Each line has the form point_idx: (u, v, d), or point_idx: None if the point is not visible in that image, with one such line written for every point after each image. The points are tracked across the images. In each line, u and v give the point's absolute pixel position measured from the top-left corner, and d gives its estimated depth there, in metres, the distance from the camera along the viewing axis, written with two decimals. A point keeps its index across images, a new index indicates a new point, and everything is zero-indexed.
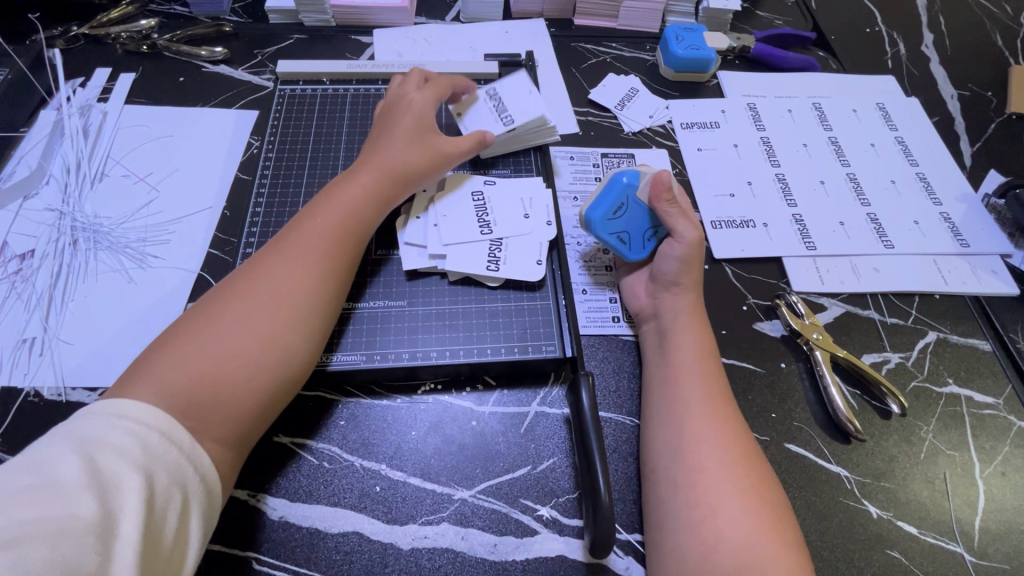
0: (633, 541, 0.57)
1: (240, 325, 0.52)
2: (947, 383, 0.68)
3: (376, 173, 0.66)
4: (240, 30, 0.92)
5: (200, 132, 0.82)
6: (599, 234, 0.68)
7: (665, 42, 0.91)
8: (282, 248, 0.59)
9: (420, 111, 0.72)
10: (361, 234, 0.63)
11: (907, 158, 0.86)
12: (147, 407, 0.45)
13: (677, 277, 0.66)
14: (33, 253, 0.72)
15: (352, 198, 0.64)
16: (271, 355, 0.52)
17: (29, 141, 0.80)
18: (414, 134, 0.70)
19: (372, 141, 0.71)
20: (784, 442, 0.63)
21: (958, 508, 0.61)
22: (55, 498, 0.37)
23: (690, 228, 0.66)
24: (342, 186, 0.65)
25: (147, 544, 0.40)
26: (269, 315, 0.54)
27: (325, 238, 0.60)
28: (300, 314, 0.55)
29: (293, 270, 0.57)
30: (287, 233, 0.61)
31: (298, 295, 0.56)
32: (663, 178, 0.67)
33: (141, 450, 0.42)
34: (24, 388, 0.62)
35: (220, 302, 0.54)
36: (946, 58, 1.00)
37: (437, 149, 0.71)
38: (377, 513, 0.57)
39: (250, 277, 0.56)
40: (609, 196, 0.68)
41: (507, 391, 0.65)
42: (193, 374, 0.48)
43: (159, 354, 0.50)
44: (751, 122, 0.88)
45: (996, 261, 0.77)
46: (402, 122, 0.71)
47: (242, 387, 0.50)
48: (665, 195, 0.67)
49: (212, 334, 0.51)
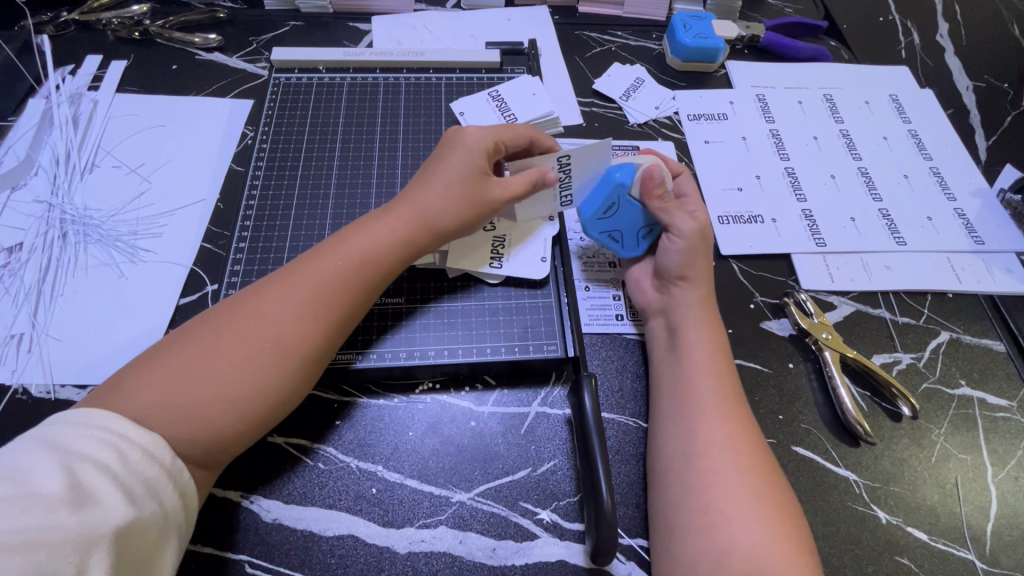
0: (636, 547, 0.56)
1: (235, 366, 0.49)
2: (960, 385, 0.66)
3: (406, 216, 0.60)
4: (235, 17, 0.90)
5: (193, 123, 0.80)
6: (592, 234, 0.67)
7: (672, 30, 0.89)
8: (293, 281, 0.54)
9: (476, 147, 0.63)
10: (377, 279, 0.58)
11: (921, 151, 0.84)
12: (123, 423, 0.43)
13: (683, 270, 0.63)
14: (21, 246, 0.70)
15: (371, 235, 0.58)
16: (262, 402, 0.50)
17: (17, 130, 0.78)
18: (461, 172, 0.61)
19: (418, 175, 0.64)
20: (792, 445, 0.61)
21: (970, 514, 0.59)
22: (31, 509, 0.37)
23: (688, 220, 0.64)
24: (366, 220, 0.60)
25: (120, 557, 0.39)
26: (266, 360, 0.50)
27: (336, 278, 0.55)
28: (297, 362, 0.52)
29: (300, 313, 0.53)
30: (303, 259, 0.57)
31: (300, 343, 0.52)
32: (654, 175, 0.63)
33: (119, 464, 0.41)
34: (11, 385, 0.60)
35: (217, 330, 0.51)
36: (961, 48, 0.97)
37: (488, 197, 0.61)
38: (374, 516, 0.56)
39: (253, 306, 0.53)
40: (599, 195, 0.64)
41: (507, 391, 0.63)
42: (178, 409, 0.46)
43: (147, 375, 0.48)
44: (759, 113, 0.86)
45: (1012, 259, 0.75)
46: (450, 159, 0.62)
47: (228, 428, 0.48)
48: (657, 190, 0.63)
49: (203, 371, 0.48)
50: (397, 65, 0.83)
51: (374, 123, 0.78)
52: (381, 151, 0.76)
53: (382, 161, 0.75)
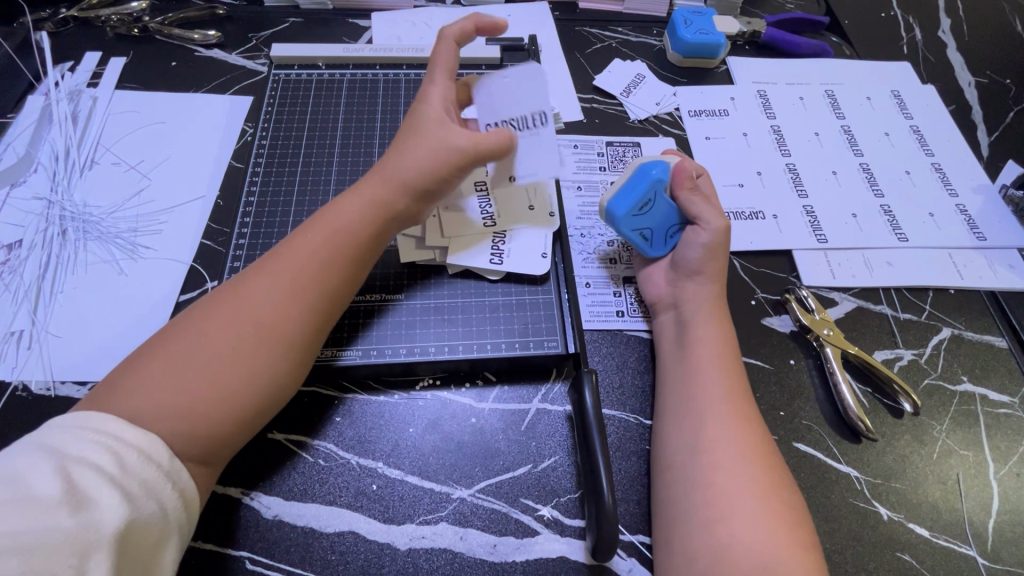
0: (637, 543, 0.56)
1: (224, 356, 0.49)
2: (962, 381, 0.66)
3: (382, 193, 0.59)
4: (235, 13, 0.90)
5: (193, 119, 0.79)
6: (624, 231, 0.65)
7: (673, 26, 0.89)
8: (274, 268, 0.54)
9: (432, 106, 0.61)
10: (356, 259, 0.57)
11: (923, 147, 0.83)
12: (119, 422, 0.43)
13: (701, 265, 0.63)
14: (21, 243, 0.70)
15: (349, 219, 0.58)
16: (254, 392, 0.50)
17: (16, 128, 0.78)
18: (422, 133, 0.60)
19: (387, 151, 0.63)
20: (793, 441, 0.61)
21: (972, 511, 0.59)
22: (28, 512, 0.37)
23: (716, 215, 0.64)
24: (343, 203, 0.59)
25: (121, 558, 0.39)
26: (254, 349, 0.50)
27: (318, 262, 0.55)
28: (286, 347, 0.52)
29: (284, 300, 0.52)
30: (283, 247, 0.56)
31: (284, 327, 0.52)
32: (684, 169, 0.66)
33: (116, 466, 0.41)
34: (11, 382, 0.60)
35: (202, 324, 0.51)
36: (964, 43, 0.97)
37: (448, 144, 0.58)
38: (374, 512, 0.56)
39: (235, 297, 0.52)
40: (635, 190, 0.65)
41: (507, 388, 0.63)
42: (173, 405, 0.46)
43: (138, 374, 0.47)
44: (760, 110, 0.86)
45: (1014, 256, 0.75)
46: (410, 125, 0.61)
47: (225, 419, 0.48)
48: (687, 183, 0.66)
49: (192, 364, 0.48)
50: (397, 61, 0.82)
51: (374, 119, 0.78)
52: (381, 147, 0.76)
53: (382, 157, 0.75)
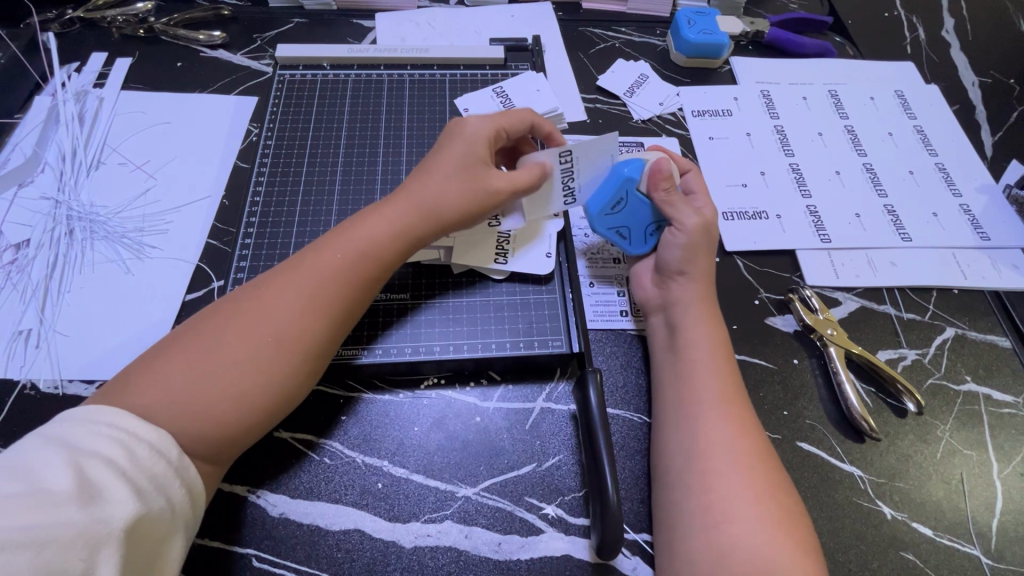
0: (641, 541, 0.56)
1: (238, 361, 0.49)
2: (965, 380, 0.66)
3: (408, 210, 0.60)
4: (239, 14, 0.90)
5: (199, 120, 0.80)
6: (598, 230, 0.67)
7: (676, 26, 0.89)
8: (294, 275, 0.54)
9: (476, 137, 0.63)
10: (379, 274, 0.58)
11: (927, 147, 0.84)
12: (130, 416, 0.44)
13: (682, 265, 0.63)
14: (29, 243, 0.70)
15: (372, 229, 0.58)
16: (267, 399, 0.50)
17: (24, 127, 0.78)
18: (462, 165, 0.62)
19: (421, 166, 0.64)
20: (797, 440, 0.61)
21: (975, 510, 0.59)
22: (39, 506, 0.37)
23: (692, 215, 0.64)
24: (368, 214, 0.60)
25: (130, 553, 0.39)
26: (269, 357, 0.50)
27: (338, 273, 0.55)
28: (302, 356, 0.52)
29: (303, 309, 0.53)
30: (306, 254, 0.57)
31: (302, 337, 0.52)
32: (662, 170, 0.64)
33: (127, 459, 0.42)
34: (19, 380, 0.61)
35: (219, 326, 0.51)
36: (967, 43, 0.97)
37: (488, 185, 0.62)
38: (379, 510, 0.56)
39: (255, 303, 0.52)
40: (608, 190, 0.65)
41: (512, 386, 0.63)
42: (183, 405, 0.46)
43: (153, 371, 0.48)
44: (764, 109, 0.86)
45: (1017, 255, 0.75)
46: (452, 151, 0.63)
47: (234, 422, 0.48)
48: (665, 187, 0.64)
49: (208, 367, 0.48)
50: (401, 62, 0.83)
51: (379, 119, 0.78)
52: (385, 148, 0.76)
53: (386, 158, 0.75)
